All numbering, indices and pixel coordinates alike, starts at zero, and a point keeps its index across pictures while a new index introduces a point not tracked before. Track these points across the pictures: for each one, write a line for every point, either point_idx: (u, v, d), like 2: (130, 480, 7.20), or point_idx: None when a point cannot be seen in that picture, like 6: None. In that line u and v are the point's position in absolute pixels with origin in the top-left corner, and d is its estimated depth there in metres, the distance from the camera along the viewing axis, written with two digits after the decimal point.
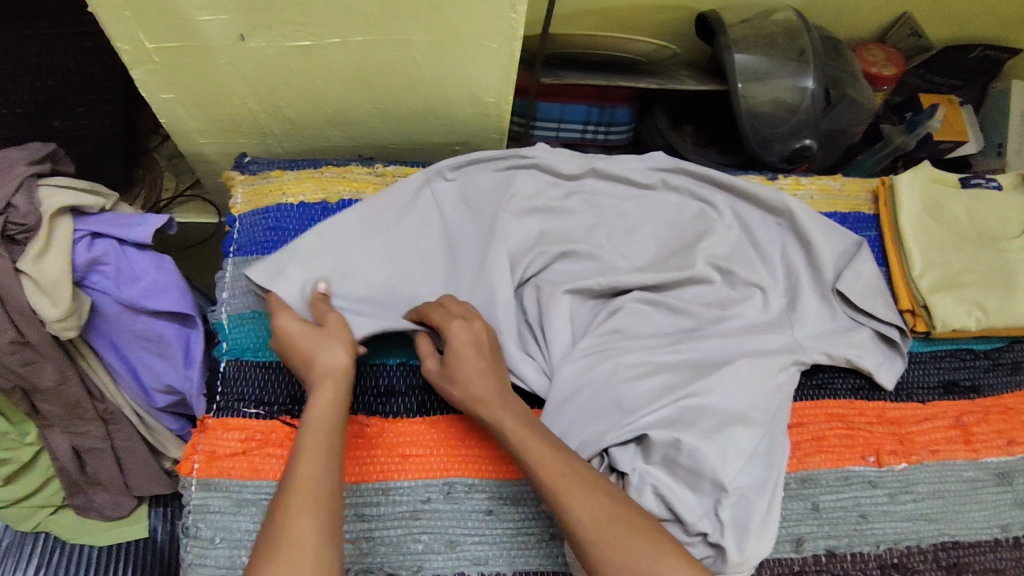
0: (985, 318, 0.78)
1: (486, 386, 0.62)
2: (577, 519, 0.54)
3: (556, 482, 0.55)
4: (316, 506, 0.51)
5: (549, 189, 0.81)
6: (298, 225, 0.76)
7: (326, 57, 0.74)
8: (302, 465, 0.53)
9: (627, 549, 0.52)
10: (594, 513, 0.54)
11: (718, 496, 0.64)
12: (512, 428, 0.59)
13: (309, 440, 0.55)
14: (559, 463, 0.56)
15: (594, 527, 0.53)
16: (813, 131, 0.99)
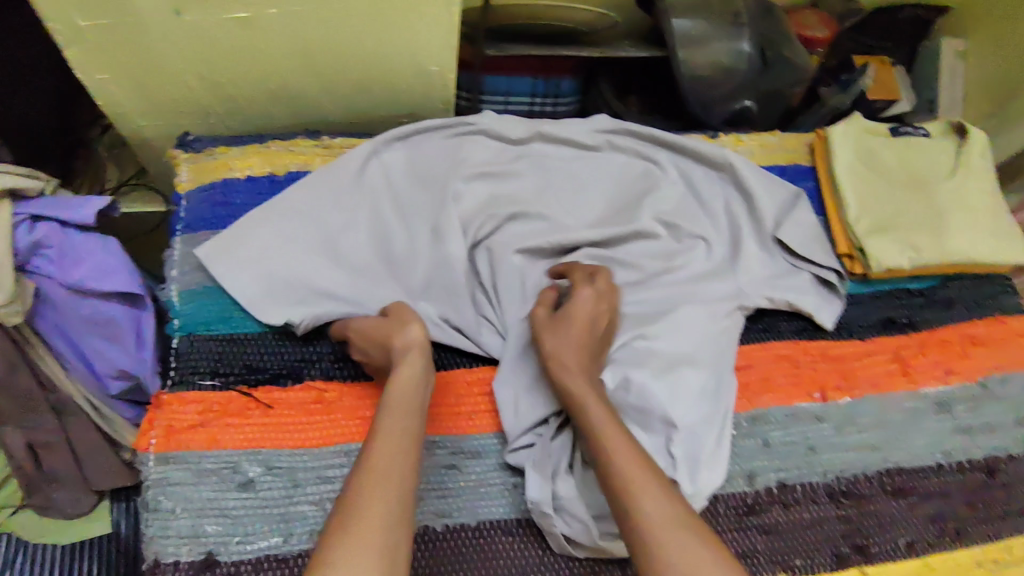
0: (918, 257, 0.82)
1: (582, 369, 0.65)
2: (644, 512, 0.52)
3: (631, 473, 0.55)
4: (389, 489, 0.52)
5: (496, 154, 0.82)
6: (245, 198, 0.76)
7: (266, 29, 0.73)
8: (390, 446, 0.55)
9: (678, 543, 0.50)
10: (662, 509, 0.52)
11: (669, 433, 0.69)
12: (600, 415, 0.60)
13: (399, 425, 0.57)
14: (635, 456, 0.56)
15: (655, 522, 0.51)
16: (751, 93, 1.04)
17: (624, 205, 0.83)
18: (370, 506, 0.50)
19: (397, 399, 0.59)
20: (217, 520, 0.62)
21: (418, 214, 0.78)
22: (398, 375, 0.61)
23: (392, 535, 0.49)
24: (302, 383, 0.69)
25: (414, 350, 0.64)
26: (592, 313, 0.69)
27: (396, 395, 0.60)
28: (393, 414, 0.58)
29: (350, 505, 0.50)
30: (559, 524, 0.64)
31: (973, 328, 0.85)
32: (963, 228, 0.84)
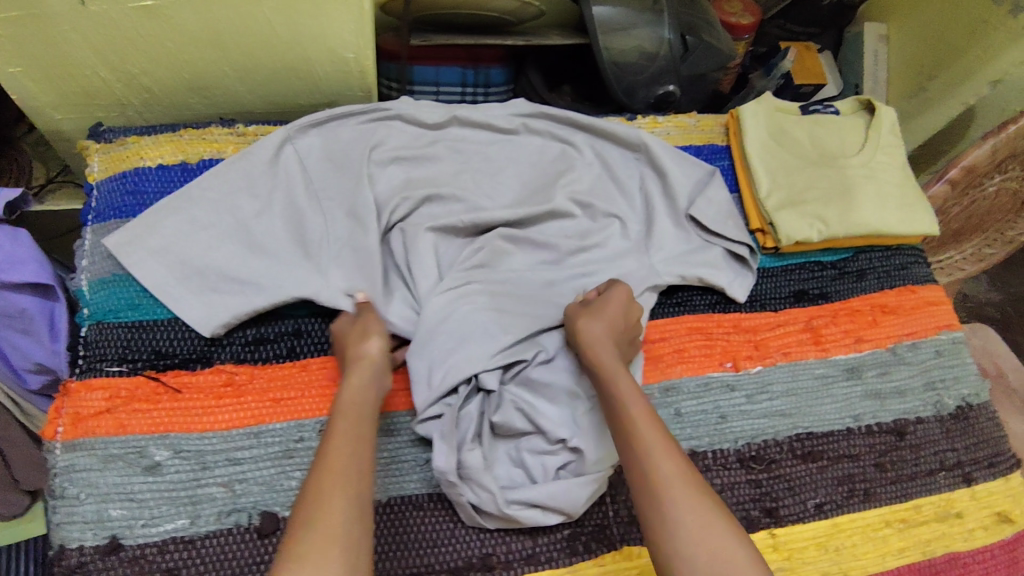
0: (826, 229, 0.83)
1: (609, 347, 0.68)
2: (659, 471, 0.57)
3: (649, 439, 0.59)
4: (343, 485, 0.54)
5: (414, 140, 0.83)
6: (157, 187, 0.76)
7: (173, 19, 0.73)
8: (337, 444, 0.57)
9: (684, 505, 0.55)
10: (676, 472, 0.57)
11: (574, 404, 0.71)
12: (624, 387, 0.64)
13: (347, 426, 0.59)
14: (651, 425, 0.60)
15: (670, 481, 0.56)
16: (674, 77, 1.06)
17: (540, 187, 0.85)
18: (330, 503, 0.52)
19: (351, 403, 0.61)
20: (123, 504, 0.62)
21: (333, 200, 0.78)
22: (347, 382, 0.63)
23: (350, 529, 0.52)
24: (212, 367, 0.70)
25: (378, 357, 0.66)
26: (626, 303, 0.73)
27: (347, 398, 0.61)
28: (343, 416, 0.60)
29: (310, 499, 0.53)
30: (468, 493, 0.66)
31: (884, 297, 0.87)
32: (871, 201, 0.86)
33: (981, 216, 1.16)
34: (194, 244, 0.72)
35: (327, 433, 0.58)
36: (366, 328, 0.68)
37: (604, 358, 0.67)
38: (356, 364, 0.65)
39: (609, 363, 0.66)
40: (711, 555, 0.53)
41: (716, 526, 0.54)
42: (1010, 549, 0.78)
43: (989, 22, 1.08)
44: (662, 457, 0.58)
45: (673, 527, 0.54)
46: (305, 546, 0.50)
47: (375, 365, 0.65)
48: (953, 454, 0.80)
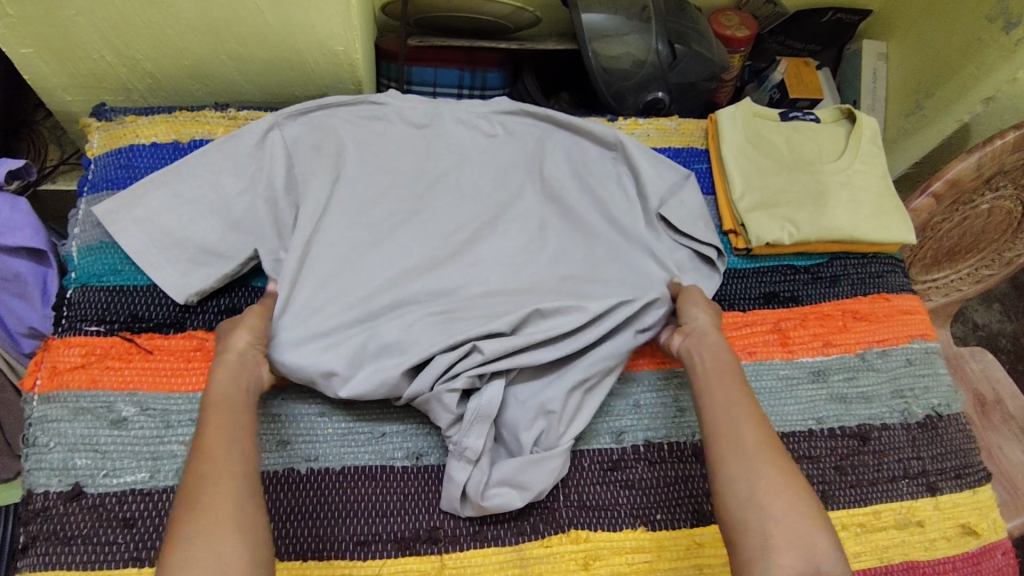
0: (797, 232, 0.85)
1: (708, 336, 0.74)
2: (742, 434, 0.63)
3: (729, 408, 0.66)
4: (225, 467, 0.56)
5: (402, 130, 0.87)
6: (149, 162, 0.83)
7: (170, 7, 0.78)
8: (215, 425, 0.60)
9: (768, 462, 0.61)
10: (755, 433, 0.63)
11: (568, 383, 0.72)
12: (708, 369, 0.70)
13: (228, 412, 0.61)
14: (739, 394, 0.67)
15: (750, 440, 0.62)
16: (662, 84, 1.08)
17: (523, 181, 0.87)
18: (219, 485, 0.55)
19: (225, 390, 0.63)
20: (88, 454, 0.66)
21: (315, 181, 0.81)
22: (214, 378, 0.64)
23: (238, 508, 0.54)
24: (184, 331, 0.74)
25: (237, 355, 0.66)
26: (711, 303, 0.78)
27: (216, 392, 0.63)
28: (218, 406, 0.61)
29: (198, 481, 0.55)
30: (461, 472, 0.67)
31: (857, 304, 0.87)
32: (844, 206, 0.87)
33: (977, 236, 1.15)
34: (180, 222, 0.77)
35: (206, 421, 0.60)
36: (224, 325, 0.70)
37: (690, 356, 0.73)
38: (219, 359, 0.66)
39: (700, 354, 0.73)
40: (786, 505, 0.58)
41: (789, 484, 0.59)
42: (974, 562, 0.76)
43: (983, 40, 1.09)
44: (745, 421, 0.64)
45: (750, 481, 0.60)
46: (194, 520, 0.52)
47: (230, 352, 0.66)
48: (918, 463, 0.79)
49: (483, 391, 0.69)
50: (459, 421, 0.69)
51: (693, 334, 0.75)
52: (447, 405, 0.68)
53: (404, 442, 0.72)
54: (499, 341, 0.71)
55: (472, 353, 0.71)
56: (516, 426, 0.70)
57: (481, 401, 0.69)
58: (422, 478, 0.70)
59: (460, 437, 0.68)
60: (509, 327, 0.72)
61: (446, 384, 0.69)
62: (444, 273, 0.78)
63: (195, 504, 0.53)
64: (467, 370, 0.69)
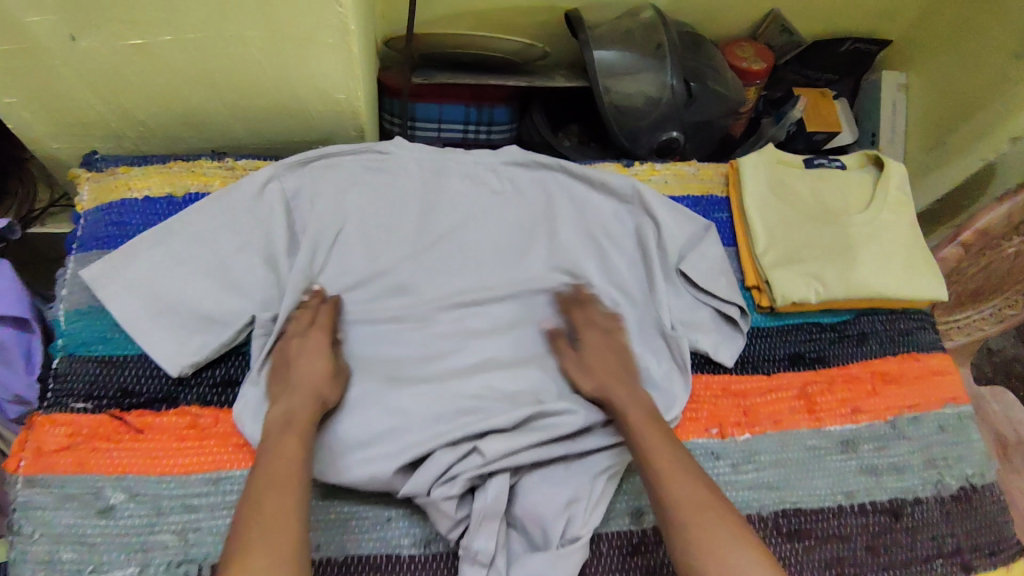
0: (823, 290, 0.81)
1: (607, 374, 0.72)
2: (672, 496, 0.61)
3: (660, 463, 0.64)
4: (293, 508, 0.57)
5: (409, 186, 0.83)
6: (142, 218, 0.78)
7: (162, 56, 0.74)
8: (283, 464, 0.60)
9: (706, 524, 0.59)
10: (689, 492, 0.61)
11: (594, 474, 0.68)
12: (638, 419, 0.67)
13: (298, 449, 0.61)
14: (665, 448, 0.65)
15: (684, 502, 0.61)
16: (677, 124, 1.04)
17: (534, 246, 0.83)
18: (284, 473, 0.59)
19: (302, 421, 0.64)
20: (74, 547, 0.62)
21: (318, 243, 0.78)
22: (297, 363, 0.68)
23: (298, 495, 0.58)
24: (177, 408, 0.69)
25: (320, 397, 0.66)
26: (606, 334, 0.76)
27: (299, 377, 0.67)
28: (285, 443, 0.61)
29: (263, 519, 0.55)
30: None
31: (886, 365, 0.84)
32: (873, 261, 0.83)
33: (1003, 279, 1.11)
34: (171, 288, 0.73)
35: (274, 454, 0.61)
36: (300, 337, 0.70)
37: (613, 403, 0.70)
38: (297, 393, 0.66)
39: (618, 398, 0.70)
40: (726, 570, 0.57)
41: (726, 541, 0.58)
42: None
43: (1010, 78, 1.05)
44: (675, 482, 0.62)
45: (685, 549, 0.59)
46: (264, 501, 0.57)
47: (303, 394, 0.66)
48: (952, 540, 0.75)
49: (485, 493, 0.65)
50: (459, 525, 0.65)
51: (601, 380, 0.71)
52: (445, 511, 0.63)
53: (410, 528, 0.67)
54: (499, 439, 0.66)
55: (472, 452, 0.66)
56: (530, 513, 0.65)
57: (487, 501, 0.64)
58: (430, 568, 0.66)
59: (468, 541, 0.63)
60: (511, 424, 0.67)
61: (442, 486, 0.64)
62: (436, 345, 0.75)
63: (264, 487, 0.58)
64: (466, 473, 0.65)
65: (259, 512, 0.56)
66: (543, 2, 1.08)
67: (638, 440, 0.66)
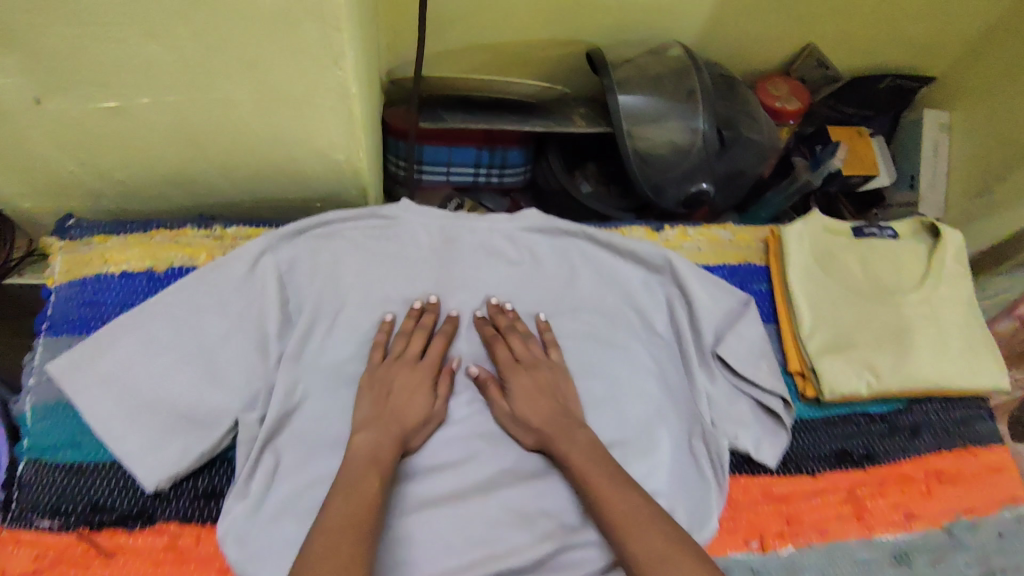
0: (876, 382, 0.73)
1: (539, 414, 0.65)
2: (632, 553, 0.52)
3: (615, 516, 0.55)
4: (357, 537, 0.51)
5: (419, 259, 0.74)
6: (119, 297, 0.70)
7: (139, 117, 0.65)
8: (362, 475, 0.56)
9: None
10: (648, 543, 0.52)
11: None
12: (579, 462, 0.60)
13: (377, 485, 0.56)
14: (616, 494, 0.57)
15: (643, 559, 0.51)
16: (708, 175, 0.94)
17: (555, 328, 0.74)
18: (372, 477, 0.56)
19: (384, 457, 0.59)
20: None
21: (314, 332, 0.69)
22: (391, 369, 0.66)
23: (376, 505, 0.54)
24: (153, 525, 0.62)
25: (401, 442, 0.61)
26: (537, 368, 0.68)
27: (396, 387, 0.64)
28: (365, 475, 0.56)
29: (315, 554, 0.48)
30: None
31: (941, 462, 0.76)
32: (930, 347, 0.75)
33: None
34: (150, 383, 0.65)
35: (350, 485, 0.55)
36: (400, 367, 0.66)
37: (556, 450, 0.62)
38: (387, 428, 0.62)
39: (560, 445, 0.62)
40: None
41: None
42: None
43: None
44: (637, 526, 0.54)
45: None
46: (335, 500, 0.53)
47: (391, 428, 0.61)
48: None
49: None
50: None
51: (538, 426, 0.64)
52: None
53: None
54: None
55: None
56: None
57: None
58: None
59: None
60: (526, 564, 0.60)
61: None
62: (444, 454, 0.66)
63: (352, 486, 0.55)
64: None
65: (316, 546, 0.49)
66: (564, 35, 0.99)
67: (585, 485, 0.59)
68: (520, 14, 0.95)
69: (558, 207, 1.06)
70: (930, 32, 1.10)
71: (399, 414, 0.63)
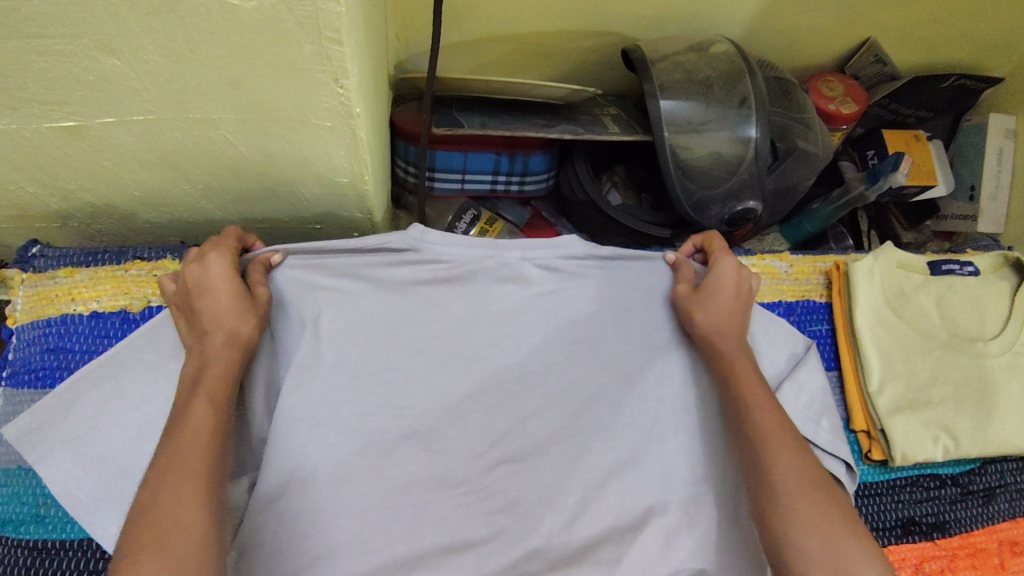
0: (954, 447, 0.65)
1: (729, 318, 0.62)
2: (777, 461, 0.54)
3: (768, 427, 0.56)
4: (195, 493, 0.47)
5: (439, 296, 0.64)
6: (87, 342, 0.61)
7: (105, 139, 0.55)
8: (193, 419, 0.50)
9: (815, 504, 0.52)
10: (796, 463, 0.54)
11: None
12: (746, 371, 0.60)
13: (209, 411, 0.51)
14: (775, 417, 0.57)
15: (791, 473, 0.53)
16: (757, 192, 0.83)
17: (590, 380, 0.64)
18: (195, 417, 0.50)
19: (214, 375, 0.53)
20: None
21: (306, 386, 0.58)
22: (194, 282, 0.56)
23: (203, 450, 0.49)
24: None
25: (229, 342, 0.54)
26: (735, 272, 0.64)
27: (200, 296, 0.55)
28: (190, 407, 0.51)
29: (155, 499, 0.46)
30: None
31: (1018, 531, 0.68)
32: (1015, 407, 0.67)
33: None
34: (120, 448, 0.56)
35: (178, 419, 0.50)
36: (204, 270, 0.56)
37: (722, 356, 0.61)
38: (208, 339, 0.54)
39: (730, 352, 0.61)
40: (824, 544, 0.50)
41: (830, 519, 0.51)
42: None
43: None
44: (782, 445, 0.55)
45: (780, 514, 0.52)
46: (164, 455, 0.48)
47: (213, 339, 0.54)
48: None
49: None
50: None
51: (720, 327, 0.62)
52: None
53: None
54: None
55: None
56: None
57: None
58: None
59: None
60: None
61: None
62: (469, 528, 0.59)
63: (176, 429, 0.50)
64: None
65: (144, 496, 0.47)
66: (595, 28, 0.88)
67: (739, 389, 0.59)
68: (547, 4, 0.83)
69: (587, 220, 0.95)
70: (1004, 26, 0.98)
71: (213, 319, 0.54)
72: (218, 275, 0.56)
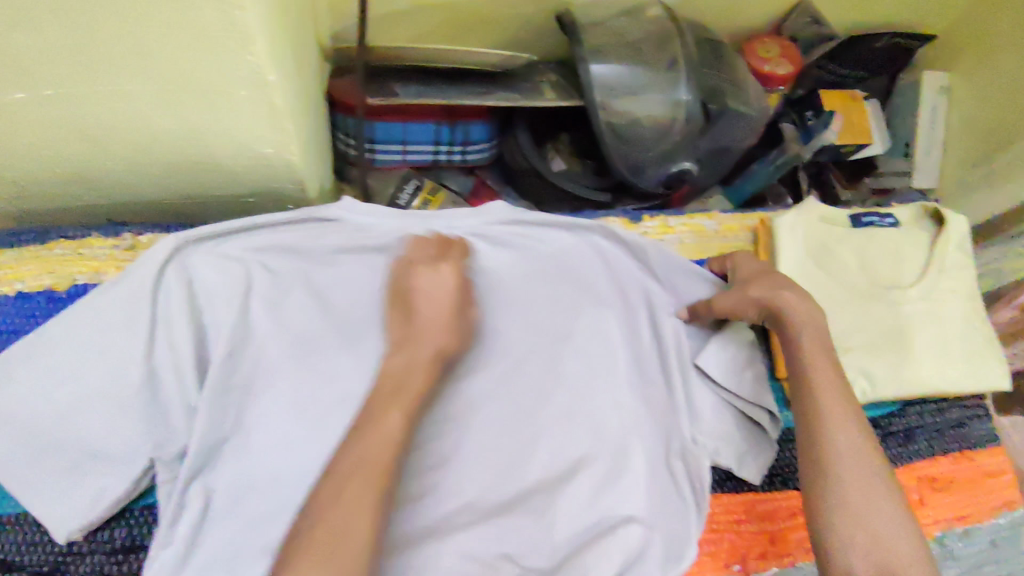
0: (872, 390, 0.68)
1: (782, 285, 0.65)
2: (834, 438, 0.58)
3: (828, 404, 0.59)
4: (366, 506, 0.52)
5: (370, 265, 0.64)
6: (15, 322, 0.61)
7: (20, 115, 0.54)
8: (375, 443, 0.55)
9: (874, 484, 0.56)
10: (850, 439, 0.58)
11: None
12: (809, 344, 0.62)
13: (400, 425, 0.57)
14: (835, 393, 0.60)
15: (845, 450, 0.57)
16: (691, 152, 0.87)
17: (521, 340, 0.66)
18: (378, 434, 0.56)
19: (412, 387, 0.59)
20: None
21: (241, 355, 0.60)
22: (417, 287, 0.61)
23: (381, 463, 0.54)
24: None
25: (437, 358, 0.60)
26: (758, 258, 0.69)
27: (420, 294, 0.61)
28: (382, 419, 0.56)
29: (340, 505, 0.51)
30: None
31: (934, 469, 0.72)
32: (929, 349, 0.71)
33: None
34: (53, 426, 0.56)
35: (373, 431, 0.56)
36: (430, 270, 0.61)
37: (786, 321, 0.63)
38: (421, 347, 0.60)
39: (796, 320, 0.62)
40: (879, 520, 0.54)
41: (883, 497, 0.56)
42: None
43: None
44: (841, 423, 0.59)
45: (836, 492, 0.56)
46: (343, 466, 0.53)
47: (421, 349, 0.60)
48: None
49: None
50: None
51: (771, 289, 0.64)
52: None
53: None
54: None
55: None
56: None
57: None
58: None
59: None
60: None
61: None
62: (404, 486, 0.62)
63: (360, 436, 0.55)
64: None
65: (323, 496, 0.51)
66: None
67: (805, 368, 0.61)
68: None
69: (528, 187, 0.96)
70: None
71: (421, 330, 0.60)
72: (454, 280, 0.61)
